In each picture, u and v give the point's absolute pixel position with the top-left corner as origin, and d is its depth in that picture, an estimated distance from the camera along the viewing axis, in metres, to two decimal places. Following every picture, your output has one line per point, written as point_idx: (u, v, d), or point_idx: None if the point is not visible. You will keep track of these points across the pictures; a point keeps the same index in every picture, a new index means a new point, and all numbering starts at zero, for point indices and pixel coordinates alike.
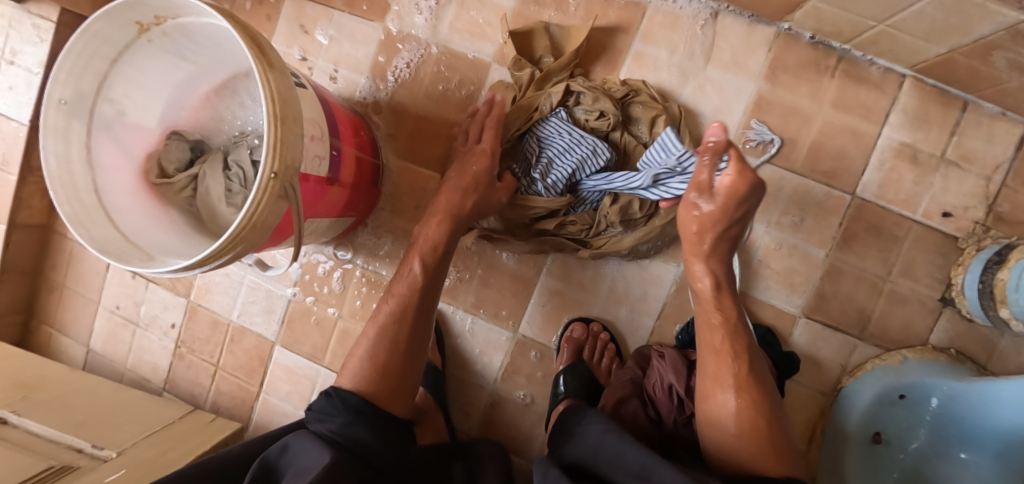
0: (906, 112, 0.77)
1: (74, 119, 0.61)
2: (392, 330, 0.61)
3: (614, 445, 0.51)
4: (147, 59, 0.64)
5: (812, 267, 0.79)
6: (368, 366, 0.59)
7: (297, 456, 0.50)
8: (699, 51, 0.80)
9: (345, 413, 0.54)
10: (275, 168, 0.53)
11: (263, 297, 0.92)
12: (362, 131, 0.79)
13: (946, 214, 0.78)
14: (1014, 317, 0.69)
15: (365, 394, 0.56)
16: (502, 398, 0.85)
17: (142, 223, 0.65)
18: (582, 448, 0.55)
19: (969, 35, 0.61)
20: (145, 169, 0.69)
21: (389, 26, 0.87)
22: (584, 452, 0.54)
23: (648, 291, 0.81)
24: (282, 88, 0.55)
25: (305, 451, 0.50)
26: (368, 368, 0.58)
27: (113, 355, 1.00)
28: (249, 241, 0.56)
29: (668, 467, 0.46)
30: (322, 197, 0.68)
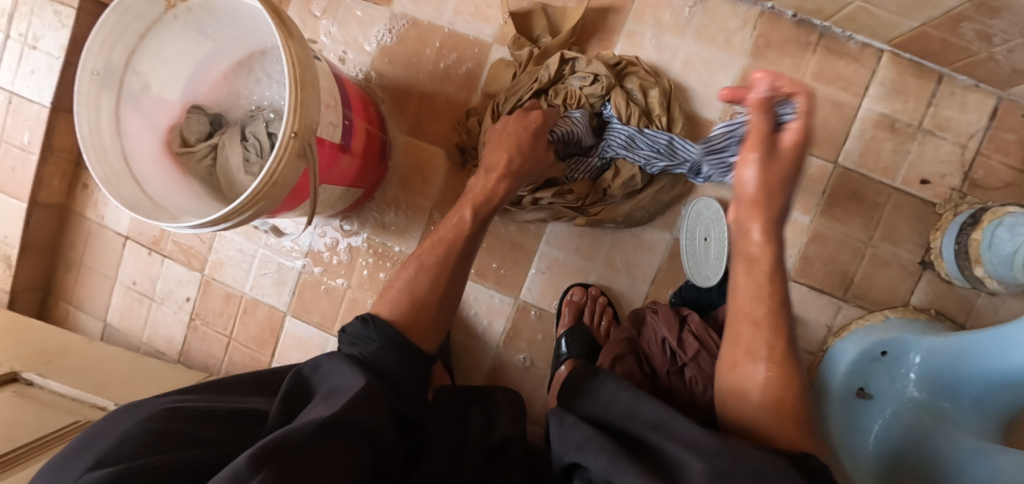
0: (885, 85, 0.82)
1: (105, 89, 0.66)
2: (435, 270, 0.63)
3: (632, 403, 0.51)
4: (173, 35, 0.69)
5: (798, 233, 0.84)
6: (402, 309, 0.61)
7: (326, 375, 0.52)
8: (689, 30, 0.85)
9: (380, 343, 0.57)
10: (295, 128, 0.57)
11: (275, 270, 0.96)
12: (371, 107, 0.83)
13: (924, 181, 0.82)
14: (988, 275, 0.73)
15: (400, 326, 0.59)
16: (505, 362, 0.89)
17: (167, 189, 0.69)
18: (598, 408, 0.55)
19: (938, 8, 0.66)
20: (168, 139, 0.73)
21: (395, 9, 0.91)
22: (600, 412, 0.54)
23: (643, 257, 0.86)
24: (301, 55, 0.59)
25: (334, 371, 0.52)
26: (400, 307, 0.61)
27: (129, 329, 1.03)
28: (270, 198, 0.60)
29: (688, 422, 0.45)
30: (336, 163, 0.72)
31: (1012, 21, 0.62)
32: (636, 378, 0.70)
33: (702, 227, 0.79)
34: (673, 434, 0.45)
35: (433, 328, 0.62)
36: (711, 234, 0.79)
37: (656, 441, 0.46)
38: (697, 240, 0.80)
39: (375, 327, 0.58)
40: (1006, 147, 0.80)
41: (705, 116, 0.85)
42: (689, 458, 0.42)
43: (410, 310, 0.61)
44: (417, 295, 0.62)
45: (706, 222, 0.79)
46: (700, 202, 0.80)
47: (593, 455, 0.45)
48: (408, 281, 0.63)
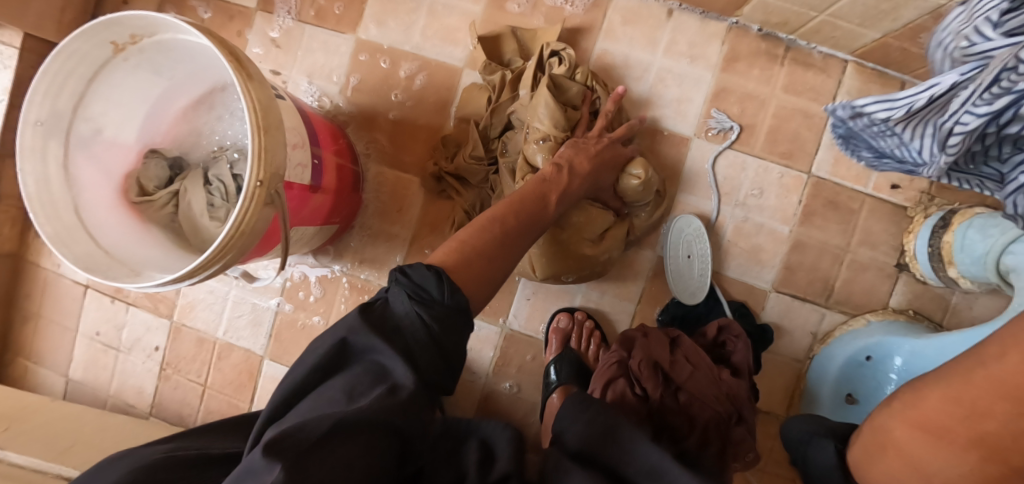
0: (851, 94, 0.83)
1: (50, 139, 0.61)
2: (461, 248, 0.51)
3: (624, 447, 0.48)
4: (124, 78, 0.65)
5: (778, 243, 0.85)
6: (456, 242, 0.52)
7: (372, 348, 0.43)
8: (659, 47, 0.85)
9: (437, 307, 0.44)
10: (260, 175, 0.54)
11: (249, 311, 0.92)
12: (341, 140, 0.80)
13: (895, 185, 0.84)
14: (962, 275, 0.75)
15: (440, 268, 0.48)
16: (495, 391, 0.87)
17: (125, 241, 0.66)
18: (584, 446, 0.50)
19: (899, 21, 0.68)
20: (125, 187, 0.70)
21: (361, 36, 0.89)
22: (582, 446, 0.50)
23: (628, 276, 0.85)
24: (263, 97, 0.56)
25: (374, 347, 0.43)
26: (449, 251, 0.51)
27: (94, 383, 0.98)
28: (238, 249, 0.57)
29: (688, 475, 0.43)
30: (307, 203, 0.69)
31: None
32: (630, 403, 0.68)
33: (685, 244, 0.82)
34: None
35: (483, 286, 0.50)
36: (693, 251, 0.82)
37: None
38: (680, 257, 0.82)
39: (435, 281, 0.45)
40: None
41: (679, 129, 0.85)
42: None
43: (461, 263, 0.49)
44: (476, 237, 0.52)
45: (687, 240, 0.81)
46: (681, 219, 0.82)
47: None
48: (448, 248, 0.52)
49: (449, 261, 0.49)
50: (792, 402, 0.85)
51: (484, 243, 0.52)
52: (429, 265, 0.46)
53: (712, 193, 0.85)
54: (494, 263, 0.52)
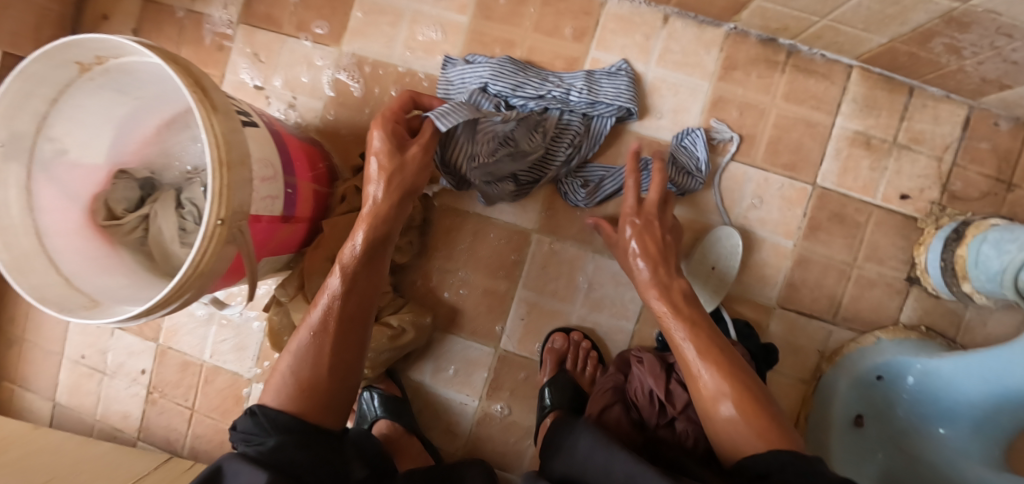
0: (856, 101, 0.80)
1: (10, 161, 0.59)
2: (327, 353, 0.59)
3: (607, 454, 0.48)
4: (91, 98, 0.62)
5: (781, 258, 0.81)
6: (294, 383, 0.58)
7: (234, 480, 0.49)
8: (653, 55, 0.82)
9: (275, 432, 0.54)
10: (221, 214, 0.52)
11: (235, 334, 0.89)
12: (320, 163, 0.77)
13: (903, 196, 0.80)
14: (977, 291, 0.72)
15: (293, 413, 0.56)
16: (487, 415, 0.84)
17: (88, 267, 0.63)
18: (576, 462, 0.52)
19: (907, 25, 0.64)
20: (92, 209, 0.66)
21: (345, 50, 0.86)
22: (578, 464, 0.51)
23: (625, 294, 0.82)
24: (227, 131, 0.53)
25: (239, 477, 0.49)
26: (293, 383, 0.58)
27: (80, 408, 0.95)
28: (198, 286, 0.54)
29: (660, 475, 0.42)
30: (277, 234, 0.66)
31: (982, 35, 0.61)
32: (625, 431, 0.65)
33: (711, 256, 0.79)
34: None
35: (332, 408, 0.59)
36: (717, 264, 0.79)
37: None
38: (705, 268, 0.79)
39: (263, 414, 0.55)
40: (982, 157, 0.79)
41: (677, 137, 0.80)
42: None
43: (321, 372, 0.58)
44: (305, 369, 0.58)
45: (717, 252, 0.79)
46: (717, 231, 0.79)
47: None
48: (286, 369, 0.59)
49: (287, 400, 0.57)
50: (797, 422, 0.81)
51: (321, 362, 0.59)
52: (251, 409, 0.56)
53: (710, 207, 0.81)
54: (332, 381, 0.59)
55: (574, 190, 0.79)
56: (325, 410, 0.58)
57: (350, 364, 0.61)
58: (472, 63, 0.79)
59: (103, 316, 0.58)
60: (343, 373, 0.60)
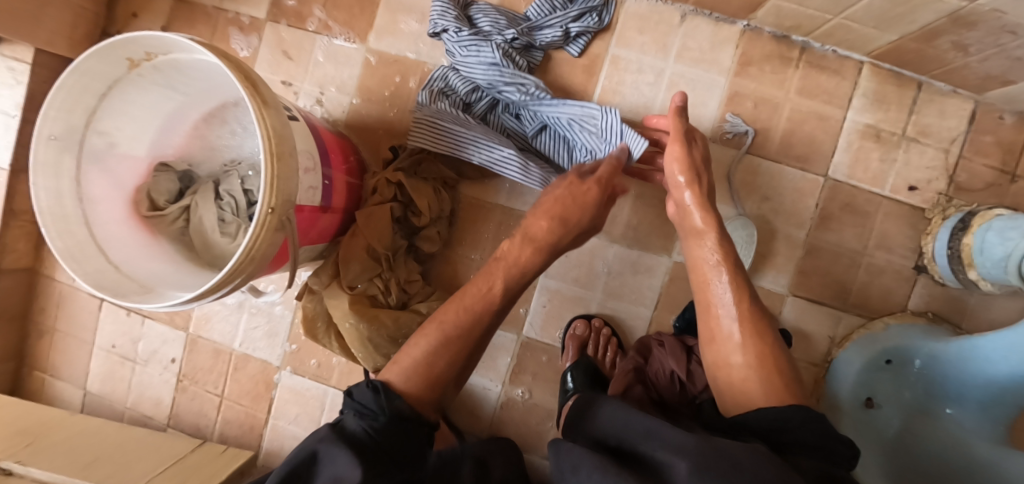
0: (866, 96, 0.83)
1: (64, 153, 0.61)
2: (453, 343, 0.60)
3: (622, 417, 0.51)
4: (138, 92, 0.65)
5: (794, 247, 0.84)
6: (420, 368, 0.57)
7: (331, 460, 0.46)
8: (671, 52, 0.85)
9: (389, 413, 0.50)
10: (272, 202, 0.54)
11: (265, 322, 0.92)
12: (351, 156, 0.80)
13: (912, 187, 0.83)
14: (982, 278, 0.75)
15: (409, 396, 0.55)
16: (510, 398, 0.87)
17: (135, 255, 0.66)
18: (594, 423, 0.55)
19: (915, 23, 0.67)
20: (135, 200, 0.69)
21: (371, 47, 0.89)
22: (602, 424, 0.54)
23: (644, 283, 0.85)
24: (277, 124, 0.56)
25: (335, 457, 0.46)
26: (418, 372, 0.57)
27: (112, 395, 0.98)
28: (248, 271, 0.57)
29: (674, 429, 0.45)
30: (317, 224, 0.69)
31: (988, 33, 0.64)
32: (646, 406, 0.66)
33: None
34: (660, 440, 0.44)
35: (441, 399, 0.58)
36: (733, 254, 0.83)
37: (647, 450, 0.45)
38: None
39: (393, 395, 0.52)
40: (987, 150, 0.82)
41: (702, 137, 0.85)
42: (676, 460, 0.40)
43: (424, 381, 0.56)
44: (440, 361, 0.58)
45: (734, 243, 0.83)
46: (734, 224, 0.83)
47: (585, 476, 0.43)
48: (412, 364, 0.57)
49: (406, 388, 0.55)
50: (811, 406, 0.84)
51: (455, 346, 0.60)
52: (370, 381, 0.53)
53: (727, 198, 0.85)
54: (449, 366, 0.59)
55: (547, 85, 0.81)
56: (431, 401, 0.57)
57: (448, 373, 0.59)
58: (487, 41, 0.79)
59: (156, 301, 0.60)
60: (438, 382, 0.58)
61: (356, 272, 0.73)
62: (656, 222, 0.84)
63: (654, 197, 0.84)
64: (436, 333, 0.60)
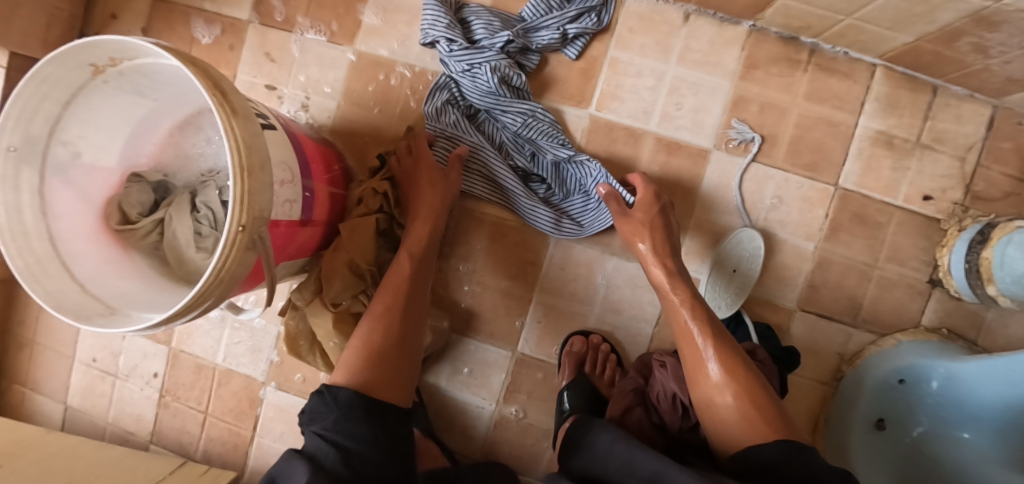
0: (879, 100, 0.79)
1: (24, 166, 0.58)
2: (385, 317, 0.64)
3: (625, 452, 0.51)
4: (106, 99, 0.61)
5: (802, 260, 0.80)
6: (361, 349, 0.60)
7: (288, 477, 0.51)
8: (673, 54, 0.80)
9: (338, 410, 0.54)
10: (242, 220, 0.51)
11: (249, 337, 0.88)
12: (335, 165, 0.76)
13: (926, 197, 0.79)
14: (1002, 294, 0.71)
15: (358, 385, 0.57)
16: (503, 417, 0.84)
17: (104, 273, 0.62)
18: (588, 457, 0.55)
19: (934, 24, 0.63)
20: (105, 214, 0.66)
21: (358, 49, 0.85)
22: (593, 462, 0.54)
23: (644, 297, 0.81)
24: (247, 135, 0.52)
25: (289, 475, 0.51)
26: (358, 351, 0.60)
27: (93, 411, 0.95)
28: (218, 293, 0.54)
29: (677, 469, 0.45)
30: (296, 238, 0.65)
31: (1012, 34, 0.59)
32: (645, 438, 0.66)
33: (732, 258, 0.79)
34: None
35: (401, 384, 0.60)
36: (739, 266, 0.79)
37: None
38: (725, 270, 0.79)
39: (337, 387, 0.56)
40: (1006, 157, 0.77)
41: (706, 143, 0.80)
42: None
43: (377, 341, 0.61)
44: (375, 338, 0.61)
45: (740, 254, 0.79)
46: (739, 234, 0.79)
47: None
48: (352, 360, 0.60)
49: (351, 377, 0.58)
50: (818, 424, 0.80)
51: (392, 327, 0.63)
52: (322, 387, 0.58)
53: (732, 208, 0.81)
54: (398, 352, 0.62)
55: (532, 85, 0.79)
56: (391, 387, 0.59)
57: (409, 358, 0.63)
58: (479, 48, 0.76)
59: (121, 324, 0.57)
60: (388, 362, 0.60)
61: (339, 289, 0.70)
62: None
63: None
64: (375, 323, 0.63)
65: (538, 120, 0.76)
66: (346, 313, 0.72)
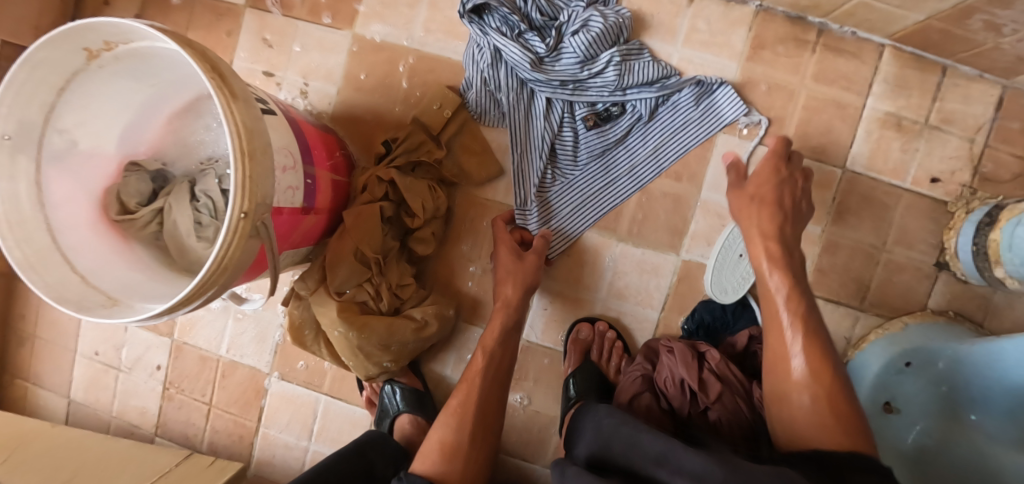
0: (887, 81, 0.78)
1: (19, 154, 0.56)
2: (457, 415, 0.66)
3: (632, 436, 0.49)
4: (101, 85, 0.60)
5: (810, 243, 0.80)
6: (439, 447, 0.64)
7: None
8: (678, 35, 0.79)
9: None
10: (244, 207, 0.50)
11: (254, 327, 0.87)
12: (337, 152, 0.76)
13: (934, 179, 0.78)
14: (1008, 276, 0.70)
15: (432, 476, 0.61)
16: (509, 404, 0.84)
17: (103, 262, 0.61)
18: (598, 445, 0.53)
19: (947, 1, 0.62)
20: (104, 204, 0.65)
21: (358, 33, 0.83)
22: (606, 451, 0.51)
23: (650, 283, 0.80)
24: (248, 120, 0.51)
25: None
26: (439, 447, 0.64)
27: (96, 404, 0.94)
28: (222, 281, 0.53)
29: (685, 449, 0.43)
30: (299, 225, 0.65)
31: None
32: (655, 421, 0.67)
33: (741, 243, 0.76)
34: (676, 466, 0.43)
35: (468, 473, 0.63)
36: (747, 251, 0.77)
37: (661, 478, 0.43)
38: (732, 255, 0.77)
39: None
40: (1014, 138, 0.77)
41: (716, 129, 0.78)
42: None
43: (460, 435, 0.65)
44: (450, 434, 0.65)
45: None
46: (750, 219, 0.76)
47: None
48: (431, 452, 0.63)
49: (433, 461, 0.62)
50: None
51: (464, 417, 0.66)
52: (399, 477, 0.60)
53: None
54: (484, 435, 0.67)
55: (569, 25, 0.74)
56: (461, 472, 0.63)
57: (467, 445, 0.65)
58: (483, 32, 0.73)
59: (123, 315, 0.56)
60: (451, 454, 0.63)
61: (344, 277, 0.69)
62: (663, 218, 0.80)
63: (662, 193, 0.80)
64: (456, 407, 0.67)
65: (565, 61, 0.73)
66: (351, 302, 0.71)
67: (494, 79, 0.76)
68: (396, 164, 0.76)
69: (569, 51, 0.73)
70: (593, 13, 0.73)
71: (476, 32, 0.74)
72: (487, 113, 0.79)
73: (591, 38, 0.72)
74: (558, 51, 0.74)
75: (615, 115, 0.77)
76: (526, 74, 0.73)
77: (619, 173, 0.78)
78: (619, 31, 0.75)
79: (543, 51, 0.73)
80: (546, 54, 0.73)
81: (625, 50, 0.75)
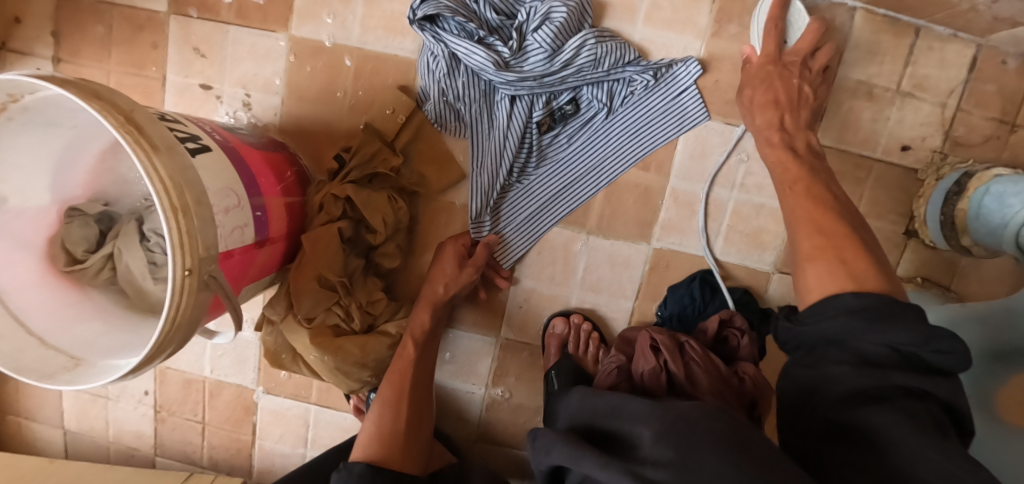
0: (859, 48, 0.74)
1: None
2: (394, 403, 0.70)
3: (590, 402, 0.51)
4: (18, 137, 0.55)
5: (781, 222, 0.79)
6: (376, 435, 0.69)
7: None
8: (639, 15, 0.74)
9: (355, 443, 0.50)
10: (188, 264, 0.48)
11: (232, 349, 0.88)
12: (287, 172, 0.72)
13: (905, 147, 0.77)
14: (976, 244, 0.71)
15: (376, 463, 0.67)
16: (492, 400, 0.86)
17: (60, 319, 0.60)
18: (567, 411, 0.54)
19: None
20: (50, 255, 0.63)
21: (295, 35, 0.77)
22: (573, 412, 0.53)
23: (623, 273, 0.81)
24: (174, 171, 0.48)
25: None
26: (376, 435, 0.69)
27: (92, 431, 0.96)
28: (178, 338, 0.52)
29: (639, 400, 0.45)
30: (255, 261, 0.62)
31: None
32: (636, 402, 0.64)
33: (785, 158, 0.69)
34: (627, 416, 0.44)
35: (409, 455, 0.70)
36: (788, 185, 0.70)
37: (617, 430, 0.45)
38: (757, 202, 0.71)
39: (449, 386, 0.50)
40: (987, 100, 0.74)
41: (681, 132, 0.76)
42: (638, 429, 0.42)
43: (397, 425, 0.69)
44: (387, 425, 0.69)
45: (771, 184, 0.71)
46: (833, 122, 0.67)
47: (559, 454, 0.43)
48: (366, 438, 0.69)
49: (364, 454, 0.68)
50: None
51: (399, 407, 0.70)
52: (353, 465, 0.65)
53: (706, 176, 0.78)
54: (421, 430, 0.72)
55: (531, 20, 0.70)
56: (401, 458, 0.69)
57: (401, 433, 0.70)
58: (438, 32, 0.69)
59: (89, 377, 0.54)
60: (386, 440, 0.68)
61: (310, 305, 0.68)
62: (632, 209, 0.78)
63: (630, 183, 0.78)
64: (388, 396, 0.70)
65: (530, 60, 0.70)
66: (322, 326, 0.70)
67: (453, 84, 0.72)
68: (352, 178, 0.73)
69: (533, 49, 0.69)
70: (553, 4, 0.68)
71: (430, 39, 0.70)
72: (447, 122, 0.76)
73: (556, 31, 0.68)
74: (520, 50, 0.70)
75: (569, 115, 0.76)
76: (491, 77, 0.70)
77: (578, 175, 0.77)
78: (581, 19, 0.71)
79: (506, 50, 0.70)
80: (507, 53, 0.70)
81: (594, 35, 0.71)
